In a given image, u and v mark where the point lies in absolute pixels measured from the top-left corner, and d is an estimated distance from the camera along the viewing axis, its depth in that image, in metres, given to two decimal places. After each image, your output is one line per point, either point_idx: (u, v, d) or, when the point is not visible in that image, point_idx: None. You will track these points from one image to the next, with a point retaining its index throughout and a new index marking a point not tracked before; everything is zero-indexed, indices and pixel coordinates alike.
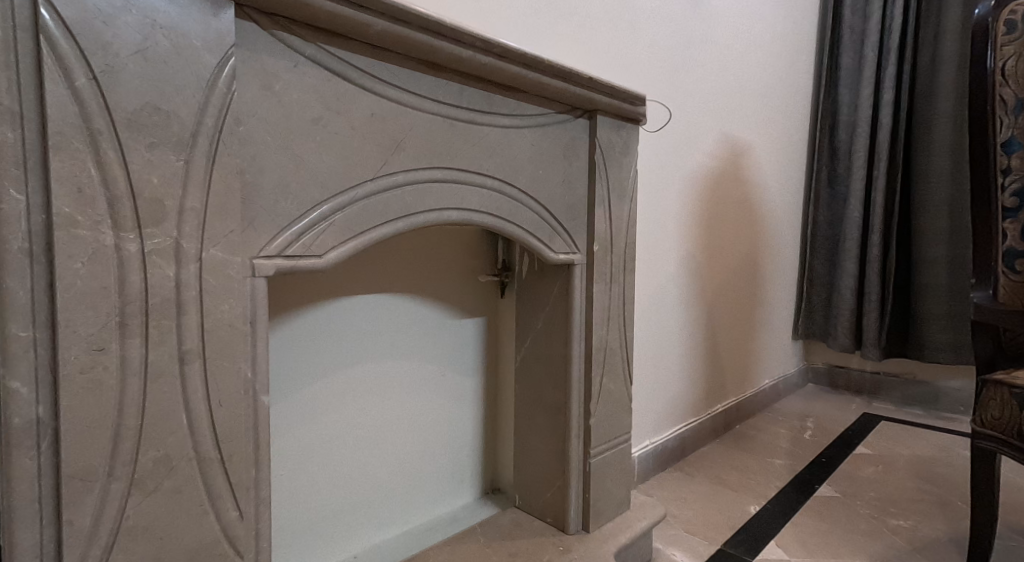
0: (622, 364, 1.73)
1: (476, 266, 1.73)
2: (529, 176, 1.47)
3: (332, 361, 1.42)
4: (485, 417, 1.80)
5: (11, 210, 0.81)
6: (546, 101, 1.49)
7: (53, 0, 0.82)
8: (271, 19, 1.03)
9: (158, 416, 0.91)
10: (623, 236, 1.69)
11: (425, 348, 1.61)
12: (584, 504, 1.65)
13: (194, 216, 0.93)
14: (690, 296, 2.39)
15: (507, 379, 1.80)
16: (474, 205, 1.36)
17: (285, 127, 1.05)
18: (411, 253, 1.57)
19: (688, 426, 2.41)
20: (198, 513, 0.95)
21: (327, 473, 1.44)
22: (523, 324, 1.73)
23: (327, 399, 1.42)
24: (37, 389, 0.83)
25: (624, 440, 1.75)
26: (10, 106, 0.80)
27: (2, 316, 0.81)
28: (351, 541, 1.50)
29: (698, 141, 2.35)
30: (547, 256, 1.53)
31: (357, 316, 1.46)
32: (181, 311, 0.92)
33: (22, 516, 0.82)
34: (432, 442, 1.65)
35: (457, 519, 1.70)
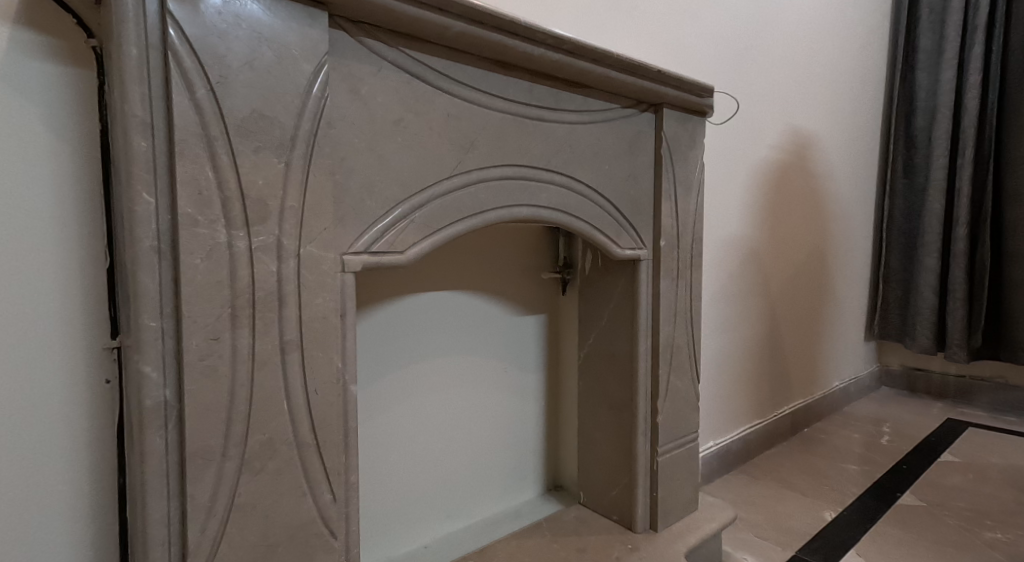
0: (690, 362, 1.72)
1: (538, 264, 1.75)
2: (596, 171, 1.48)
3: (409, 354, 1.49)
4: (547, 415, 1.82)
5: (144, 211, 0.89)
6: (611, 96, 1.50)
7: (179, 19, 0.89)
8: (357, 27, 1.08)
9: (264, 401, 0.98)
10: (690, 230, 1.68)
11: (493, 344, 1.66)
12: (651, 502, 1.65)
13: (293, 214, 0.99)
14: (757, 291, 2.35)
15: (570, 376, 1.81)
16: (543, 202, 1.38)
17: (371, 128, 1.10)
18: (477, 252, 1.60)
19: (753, 428, 2.37)
20: (297, 495, 1.02)
21: (404, 462, 1.50)
22: (587, 320, 1.74)
23: (406, 390, 1.49)
24: (164, 374, 0.91)
25: (692, 440, 1.74)
26: (141, 117, 0.88)
27: (135, 307, 0.89)
28: (424, 530, 1.55)
29: (763, 133, 2.30)
30: (614, 252, 1.54)
31: (431, 311, 1.52)
32: (283, 303, 0.99)
33: (153, 489, 0.90)
34: (499, 436, 1.69)
35: (522, 514, 1.73)
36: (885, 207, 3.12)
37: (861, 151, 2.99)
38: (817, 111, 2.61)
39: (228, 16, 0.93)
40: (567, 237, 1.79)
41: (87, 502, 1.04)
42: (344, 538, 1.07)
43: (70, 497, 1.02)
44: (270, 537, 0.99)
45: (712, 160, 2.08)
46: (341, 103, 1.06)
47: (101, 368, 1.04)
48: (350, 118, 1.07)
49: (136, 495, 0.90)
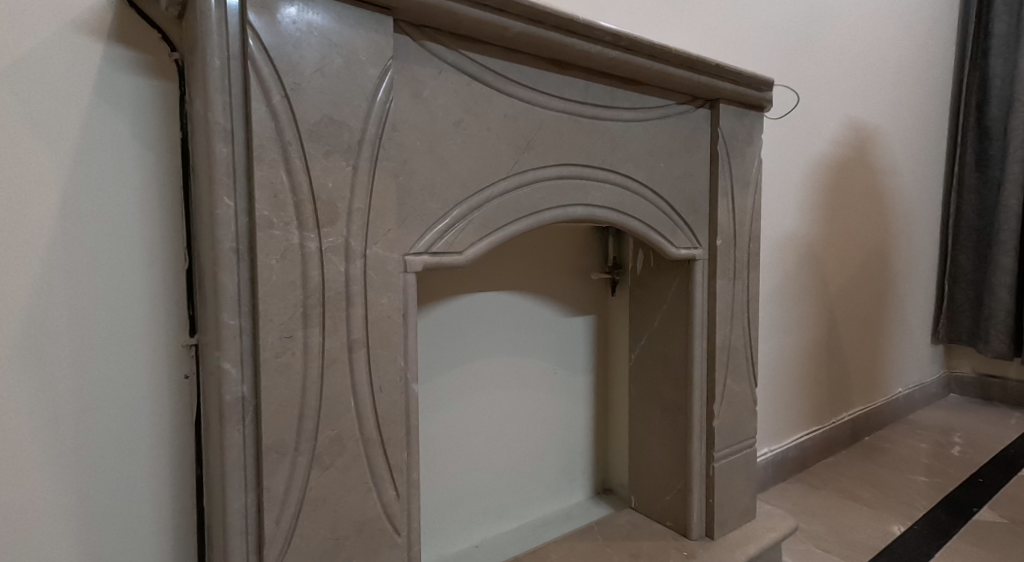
0: (747, 365, 1.68)
1: (587, 264, 1.75)
2: (650, 170, 1.46)
3: (462, 354, 1.50)
4: (596, 417, 1.80)
5: (225, 214, 0.92)
6: (667, 93, 1.48)
7: (258, 30, 0.93)
8: (420, 30, 1.10)
9: (334, 398, 1.00)
10: (747, 230, 1.64)
11: (545, 345, 1.66)
12: (707, 508, 1.62)
13: (360, 216, 1.02)
14: (815, 292, 2.29)
15: (621, 378, 1.79)
16: (598, 201, 1.37)
17: (433, 130, 1.12)
18: (527, 253, 1.61)
19: (810, 435, 2.30)
20: (363, 491, 1.04)
21: (457, 461, 1.51)
22: (639, 320, 1.72)
23: (459, 389, 1.50)
24: (242, 370, 0.94)
25: (749, 446, 1.70)
26: (222, 124, 0.92)
27: (216, 305, 0.92)
28: (475, 530, 1.56)
29: (821, 128, 2.24)
30: (669, 252, 1.52)
31: (483, 311, 1.53)
32: (350, 303, 1.01)
33: (232, 481, 0.94)
34: (550, 437, 1.69)
35: (572, 517, 1.72)
36: (954, 202, 2.98)
37: (926, 144, 2.86)
38: (880, 105, 2.52)
39: (302, 25, 0.96)
40: (618, 237, 1.78)
41: (168, 492, 1.09)
42: (407, 535, 1.09)
43: (152, 487, 1.07)
44: (338, 531, 1.02)
45: (768, 158, 2.04)
46: (404, 106, 1.08)
47: (180, 364, 1.09)
48: (412, 121, 1.09)
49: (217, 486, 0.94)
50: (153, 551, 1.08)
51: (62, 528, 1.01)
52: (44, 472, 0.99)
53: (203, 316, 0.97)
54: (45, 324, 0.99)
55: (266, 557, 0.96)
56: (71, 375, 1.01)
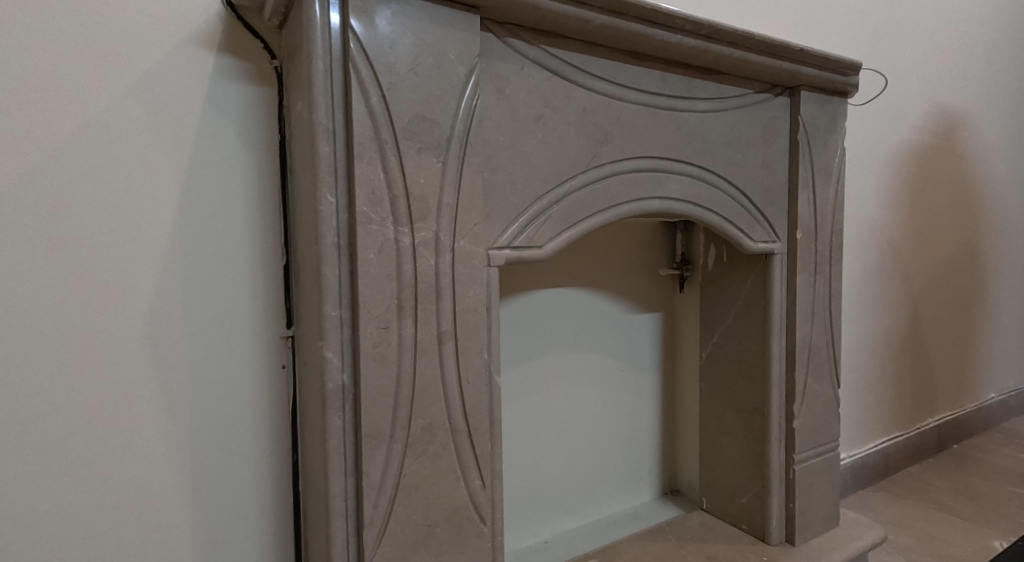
0: (829, 364, 1.62)
1: (655, 260, 1.72)
2: (728, 161, 1.43)
3: (531, 350, 1.52)
4: (662, 417, 1.77)
5: (327, 210, 0.96)
6: (746, 81, 1.44)
7: (358, 33, 0.96)
8: (503, 27, 1.11)
9: (425, 388, 1.03)
10: (829, 223, 1.58)
11: (614, 341, 1.65)
12: (787, 512, 1.58)
13: (448, 211, 1.04)
14: (898, 288, 2.17)
15: (690, 378, 1.75)
16: (674, 193, 1.35)
17: (516, 125, 1.13)
18: (595, 249, 1.60)
19: (892, 441, 2.19)
20: (452, 479, 1.07)
21: (525, 457, 1.53)
22: (711, 317, 1.68)
23: (529, 384, 1.52)
24: (342, 359, 0.99)
25: (831, 449, 1.64)
26: (325, 124, 0.96)
27: (319, 297, 0.97)
28: (543, 525, 1.57)
29: (904, 115, 2.13)
30: (747, 245, 1.48)
31: (553, 306, 1.54)
32: (440, 295, 1.04)
33: (334, 465, 0.98)
34: (619, 434, 1.68)
35: (640, 516, 1.70)
36: None
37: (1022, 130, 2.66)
38: (970, 89, 2.37)
39: (396, 26, 0.99)
40: (685, 232, 1.75)
41: (269, 475, 1.15)
42: (492, 525, 1.11)
43: (256, 469, 1.14)
44: (430, 518, 1.05)
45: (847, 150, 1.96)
46: (488, 103, 1.10)
47: (278, 354, 1.15)
48: (496, 117, 1.11)
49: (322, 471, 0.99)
50: (257, 530, 1.14)
51: (180, 505, 1.08)
52: (164, 454, 1.07)
53: (307, 308, 1.02)
54: (164, 317, 1.06)
55: (366, 540, 1.00)
56: (189, 364, 1.08)
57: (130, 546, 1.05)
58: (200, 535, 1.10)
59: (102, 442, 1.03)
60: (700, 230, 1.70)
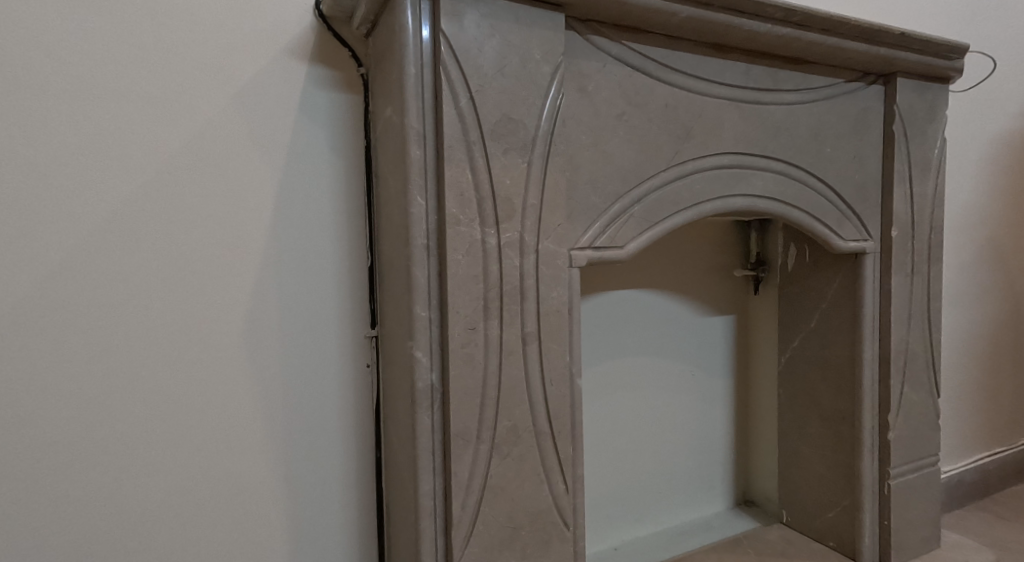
0: (928, 372, 1.52)
1: (729, 261, 1.66)
2: (817, 155, 1.36)
3: (609, 352, 1.49)
4: (735, 425, 1.70)
5: (418, 212, 0.98)
6: (837, 70, 1.37)
7: (448, 37, 0.97)
8: (586, 25, 1.10)
9: (510, 389, 1.03)
10: (928, 220, 1.49)
11: (690, 345, 1.61)
12: (881, 529, 1.49)
13: (533, 211, 1.04)
14: (1000, 290, 2.02)
15: (768, 384, 1.68)
16: (761, 190, 1.30)
17: (598, 123, 1.11)
18: (669, 249, 1.56)
19: (993, 456, 2.04)
20: (536, 482, 1.06)
21: (601, 461, 1.50)
22: (794, 320, 1.61)
23: (605, 386, 1.49)
24: (431, 359, 1.00)
25: (930, 464, 1.54)
26: (416, 127, 0.97)
27: (409, 298, 0.98)
28: (611, 532, 1.52)
29: (1008, 102, 1.97)
30: (838, 245, 1.40)
31: (629, 308, 1.51)
32: (524, 296, 1.04)
33: (424, 464, 1.00)
34: (697, 441, 1.63)
35: (711, 527, 1.62)
36: None
37: None
38: None
39: (483, 27, 0.99)
40: (760, 233, 1.68)
41: (354, 473, 1.18)
42: (574, 529, 1.10)
43: (339, 467, 1.17)
44: (515, 519, 1.05)
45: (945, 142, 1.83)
46: (572, 101, 1.09)
47: (362, 352, 1.18)
48: (580, 116, 1.10)
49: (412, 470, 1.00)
50: (343, 526, 1.18)
51: (273, 499, 1.13)
52: (260, 449, 1.12)
53: (397, 309, 1.04)
54: (261, 317, 1.11)
55: (453, 539, 1.01)
56: (283, 362, 1.12)
57: (227, 536, 1.10)
58: (291, 529, 1.14)
59: (205, 436, 1.08)
60: (778, 229, 1.64)
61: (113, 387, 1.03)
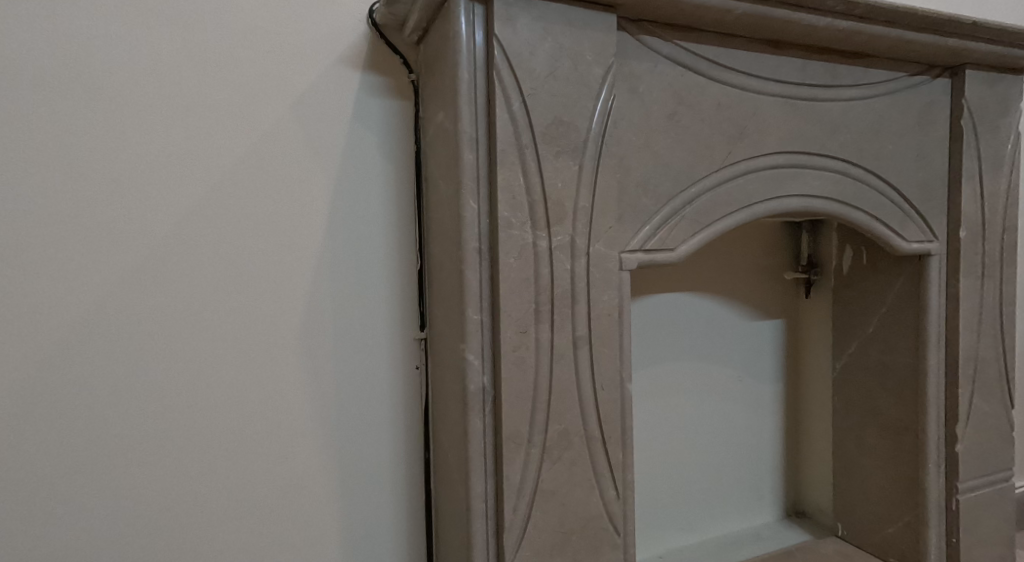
0: (1000, 381, 1.44)
1: (780, 263, 1.62)
2: (879, 153, 1.31)
3: (658, 355, 1.47)
4: (784, 433, 1.65)
5: (470, 216, 0.98)
6: (900, 63, 1.32)
7: (501, 41, 0.97)
8: (637, 25, 1.09)
9: (561, 393, 1.03)
10: (999, 220, 1.42)
11: (740, 349, 1.57)
12: (949, 546, 1.42)
13: (584, 214, 1.03)
14: None
15: (821, 390, 1.63)
16: (818, 190, 1.26)
17: (649, 124, 1.10)
18: (718, 251, 1.53)
19: None
20: (587, 488, 1.05)
21: (649, 466, 1.48)
22: (852, 324, 1.56)
23: (654, 390, 1.47)
24: (483, 362, 1.00)
25: (1003, 479, 1.46)
26: (469, 132, 0.98)
27: (462, 302, 0.99)
28: (658, 539, 1.50)
29: None
30: (901, 247, 1.35)
31: (678, 311, 1.49)
32: (576, 300, 1.03)
33: (475, 467, 1.00)
34: (749, 448, 1.59)
35: (762, 537, 1.58)
36: None
37: None
38: None
39: (535, 30, 0.99)
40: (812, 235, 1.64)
41: (404, 475, 1.19)
42: (625, 536, 1.09)
43: (390, 469, 1.18)
44: (566, 525, 1.04)
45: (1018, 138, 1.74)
46: (623, 103, 1.08)
47: (412, 355, 1.19)
48: (631, 118, 1.09)
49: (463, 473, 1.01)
50: (394, 527, 1.19)
51: (326, 499, 1.15)
52: (314, 449, 1.14)
53: (449, 311, 1.04)
54: (316, 320, 1.13)
55: (505, 543, 1.01)
56: (336, 364, 1.14)
57: (282, 535, 1.12)
58: (344, 529, 1.16)
59: (262, 436, 1.11)
60: (831, 231, 1.59)
61: (178, 388, 1.07)
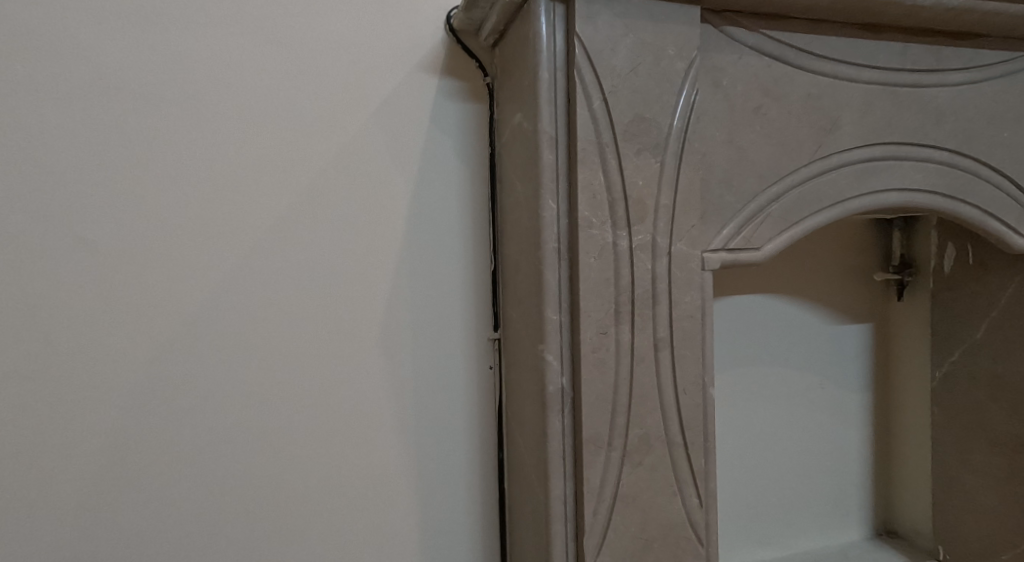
0: None
1: (870, 263, 1.54)
2: (989, 142, 1.21)
3: (739, 357, 1.42)
4: (876, 446, 1.55)
5: (549, 216, 0.98)
6: (1014, 44, 1.22)
7: (581, 38, 0.96)
8: (721, 16, 1.05)
9: (641, 396, 1.00)
10: None
11: (828, 354, 1.50)
12: None
13: (666, 213, 1.01)
14: None
15: (918, 399, 1.53)
16: (919, 184, 1.18)
17: (734, 119, 1.06)
18: (804, 251, 1.47)
19: None
20: (667, 494, 1.03)
21: (731, 473, 1.43)
22: (956, 328, 1.45)
23: (736, 394, 1.42)
24: (562, 363, 0.99)
25: None
26: (549, 132, 0.97)
27: (541, 301, 0.98)
28: (740, 550, 1.44)
29: None
30: (1014, 244, 1.25)
31: (761, 312, 1.43)
32: (657, 301, 1.01)
33: (554, 470, 0.99)
34: (838, 457, 1.51)
35: (853, 554, 1.49)
36: None
37: None
38: None
39: (616, 26, 0.97)
40: (906, 233, 1.54)
41: (480, 475, 1.20)
42: (707, 546, 1.05)
43: (466, 469, 1.19)
44: (646, 532, 1.01)
45: None
46: (706, 97, 1.04)
47: (486, 355, 1.19)
48: (715, 112, 1.05)
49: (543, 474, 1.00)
50: (470, 527, 1.19)
51: (404, 497, 1.17)
52: (392, 448, 1.16)
53: (527, 312, 1.04)
54: (396, 321, 1.15)
55: (585, 547, 0.99)
56: (414, 364, 1.16)
57: (362, 531, 1.15)
58: (420, 528, 1.17)
59: (344, 433, 1.14)
60: (930, 228, 1.49)
61: (266, 385, 1.11)
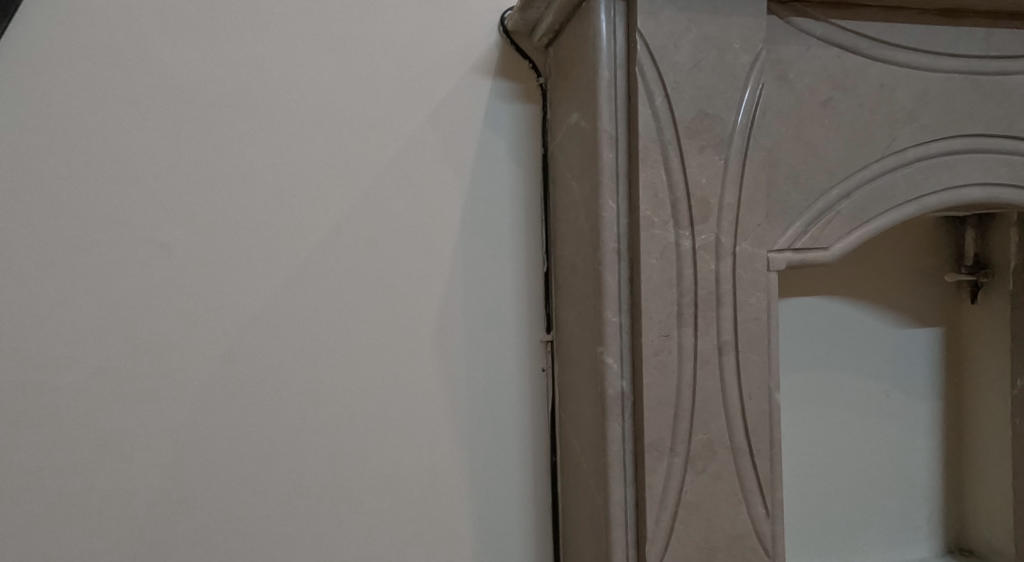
0: None
1: (942, 263, 1.46)
2: None
3: (803, 361, 1.37)
4: (951, 456, 1.47)
5: (609, 216, 0.96)
6: None
7: (643, 34, 0.94)
8: (786, 7, 1.02)
9: (705, 400, 0.97)
10: None
11: (899, 357, 1.43)
12: None
13: (731, 211, 0.98)
14: None
15: (996, 408, 1.43)
16: (1003, 178, 1.11)
17: (801, 113, 1.02)
18: (871, 251, 1.40)
19: None
20: (733, 503, 0.99)
21: (796, 481, 1.37)
22: None
23: (800, 399, 1.37)
24: (622, 366, 0.97)
25: None
26: (609, 130, 0.96)
27: (601, 303, 0.96)
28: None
29: None
30: None
31: (827, 314, 1.38)
32: (721, 303, 0.98)
33: (615, 475, 0.97)
34: (910, 467, 1.44)
35: None
36: None
37: None
38: None
39: (678, 19, 0.95)
40: (981, 231, 1.45)
41: (533, 478, 1.19)
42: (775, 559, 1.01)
43: (520, 471, 1.18)
44: (711, 541, 0.98)
45: None
46: (772, 92, 1.01)
47: (540, 357, 1.18)
48: (780, 107, 1.01)
49: (603, 478, 0.98)
50: (524, 530, 1.18)
51: (458, 498, 1.17)
52: (448, 449, 1.16)
53: (586, 314, 1.02)
54: (450, 322, 1.15)
55: (646, 554, 0.97)
56: (468, 365, 1.16)
57: (417, 531, 1.15)
58: (475, 530, 1.17)
59: (399, 434, 1.15)
60: (1008, 226, 1.39)
61: (324, 385, 1.13)
